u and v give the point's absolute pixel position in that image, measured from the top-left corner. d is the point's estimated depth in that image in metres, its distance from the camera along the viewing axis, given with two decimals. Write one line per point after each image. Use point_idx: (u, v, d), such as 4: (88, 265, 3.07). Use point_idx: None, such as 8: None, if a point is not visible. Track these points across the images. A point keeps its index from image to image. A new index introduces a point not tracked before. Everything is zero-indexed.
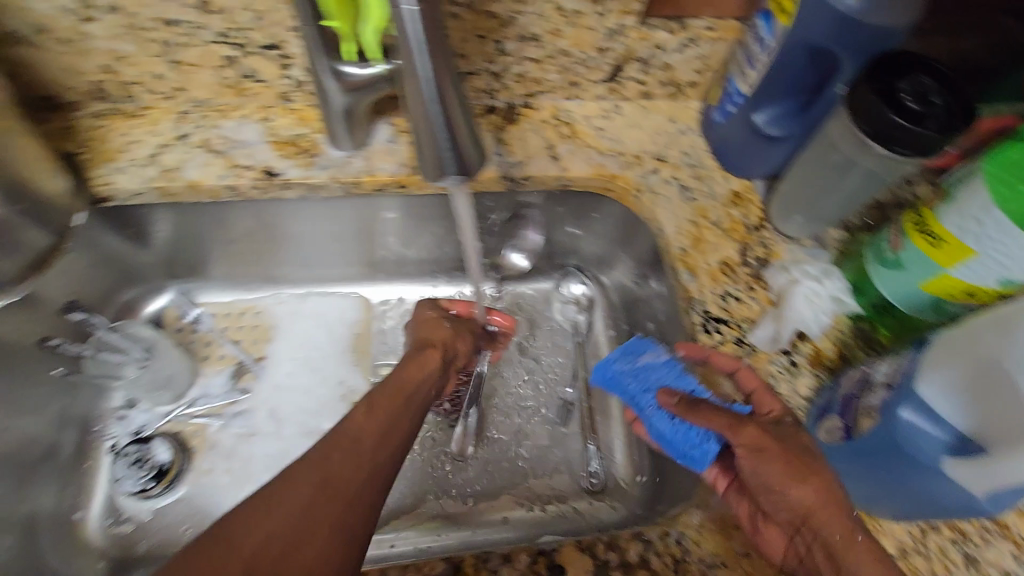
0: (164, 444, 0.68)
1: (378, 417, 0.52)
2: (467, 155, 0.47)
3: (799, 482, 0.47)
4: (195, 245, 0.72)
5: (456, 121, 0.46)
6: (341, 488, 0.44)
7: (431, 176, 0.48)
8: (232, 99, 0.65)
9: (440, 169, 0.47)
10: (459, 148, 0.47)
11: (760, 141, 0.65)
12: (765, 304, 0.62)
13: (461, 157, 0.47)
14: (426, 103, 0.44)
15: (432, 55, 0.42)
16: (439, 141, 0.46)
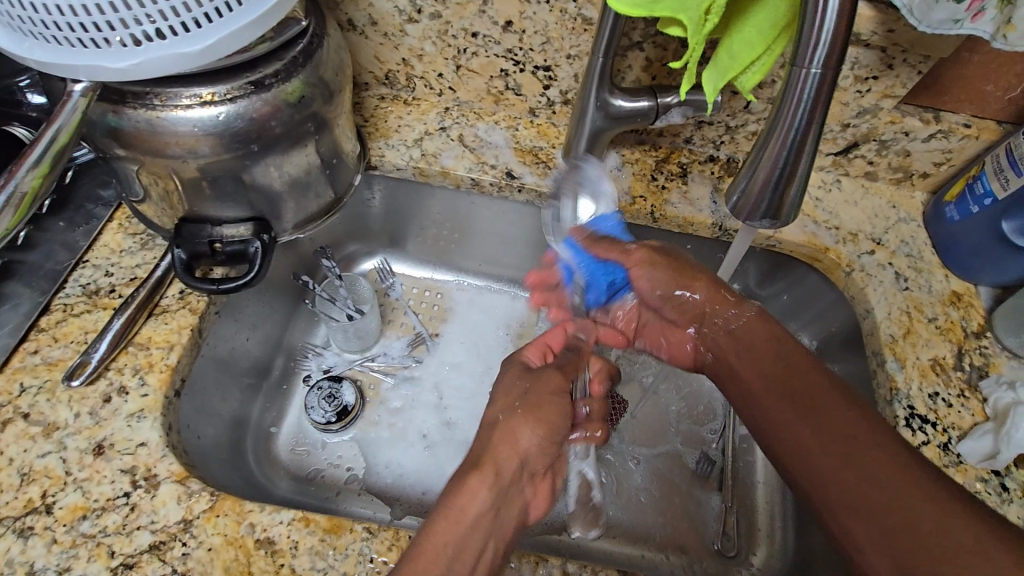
0: (351, 388, 0.74)
1: (434, 538, 0.44)
2: (788, 201, 0.43)
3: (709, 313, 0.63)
4: (407, 221, 0.81)
5: (800, 165, 0.41)
6: (445, 518, 0.45)
7: (739, 210, 0.45)
8: (488, 105, 0.73)
9: (754, 210, 0.44)
10: (785, 192, 0.42)
11: (1006, 249, 0.62)
12: (978, 416, 0.59)
13: (781, 205, 0.43)
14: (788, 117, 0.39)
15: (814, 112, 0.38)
16: (773, 177, 0.42)
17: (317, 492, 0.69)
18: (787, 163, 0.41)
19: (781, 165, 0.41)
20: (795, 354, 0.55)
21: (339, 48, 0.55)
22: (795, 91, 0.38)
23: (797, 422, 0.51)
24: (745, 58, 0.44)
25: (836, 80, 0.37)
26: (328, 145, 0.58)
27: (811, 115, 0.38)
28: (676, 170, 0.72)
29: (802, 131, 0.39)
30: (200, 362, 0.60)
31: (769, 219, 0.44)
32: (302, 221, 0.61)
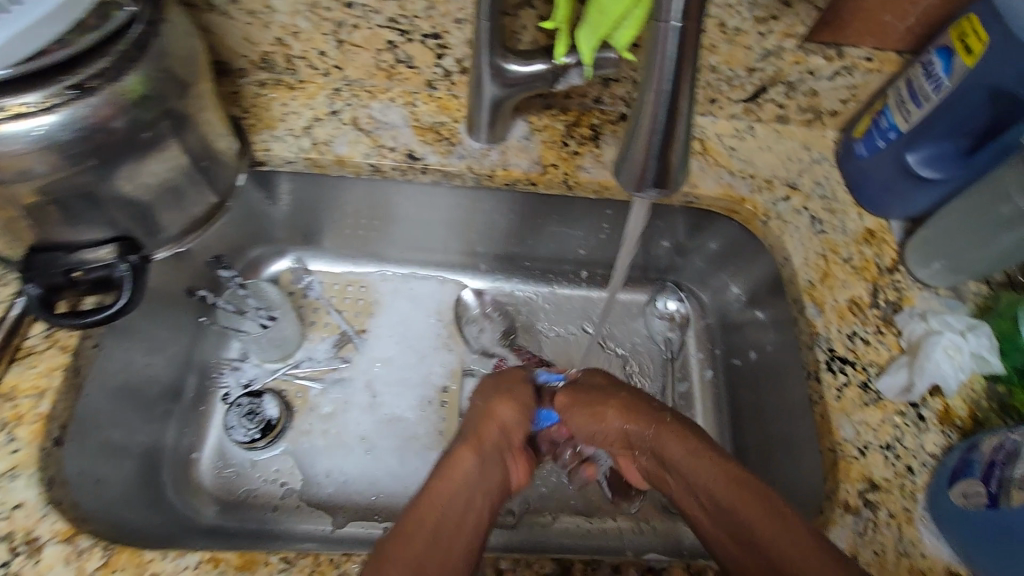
0: (273, 400, 0.71)
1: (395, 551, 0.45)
2: (673, 170, 0.40)
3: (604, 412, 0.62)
4: (319, 214, 0.78)
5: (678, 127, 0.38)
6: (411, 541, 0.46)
7: (627, 184, 0.41)
8: (381, 81, 0.67)
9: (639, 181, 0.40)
10: (668, 156, 0.39)
11: (912, 182, 0.62)
12: (894, 350, 0.60)
13: (664, 173, 0.40)
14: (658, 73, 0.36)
15: (683, 61, 0.36)
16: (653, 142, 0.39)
17: (249, 515, 0.67)
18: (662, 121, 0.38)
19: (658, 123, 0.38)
20: (715, 470, 0.52)
21: (187, 35, 0.49)
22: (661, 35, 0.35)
23: (728, 542, 0.49)
24: (613, 13, 0.41)
25: (702, 21, 0.35)
26: (196, 146, 0.52)
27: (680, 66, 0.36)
28: (588, 133, 0.69)
29: (673, 85, 0.36)
30: (83, 401, 0.54)
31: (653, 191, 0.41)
32: (180, 233, 0.56)
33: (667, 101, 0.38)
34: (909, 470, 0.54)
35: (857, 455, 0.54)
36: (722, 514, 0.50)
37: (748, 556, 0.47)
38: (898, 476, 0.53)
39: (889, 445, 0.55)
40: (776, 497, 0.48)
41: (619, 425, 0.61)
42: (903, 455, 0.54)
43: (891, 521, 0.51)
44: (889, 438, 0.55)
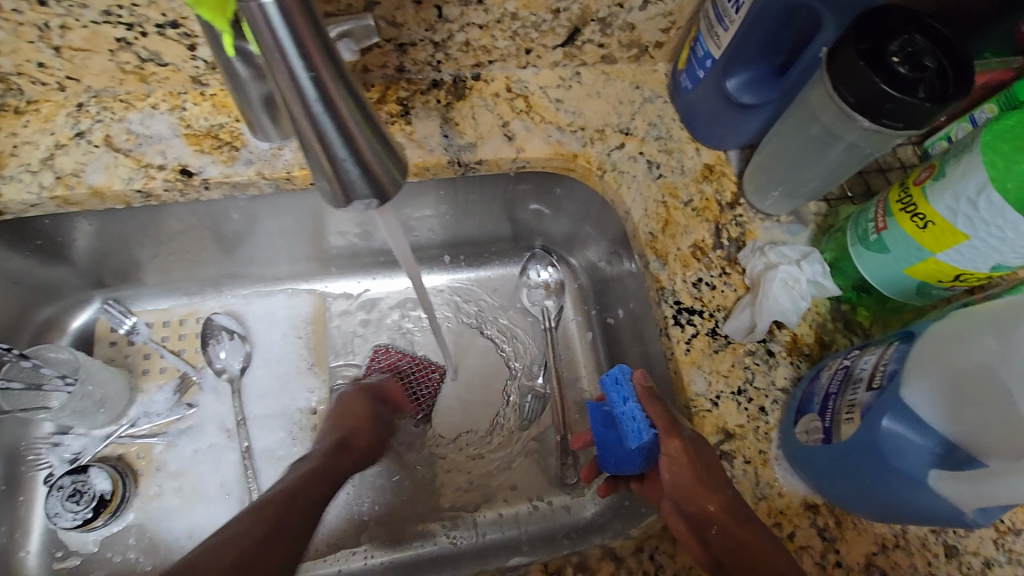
0: (103, 472, 0.62)
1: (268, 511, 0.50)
2: (378, 174, 0.39)
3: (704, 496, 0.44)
4: (118, 251, 0.67)
5: (355, 134, 0.37)
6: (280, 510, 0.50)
7: (339, 205, 0.40)
8: (136, 86, 0.57)
9: (347, 197, 0.39)
10: (363, 160, 0.38)
11: (734, 110, 0.59)
12: (740, 290, 0.58)
13: (374, 177, 0.39)
14: (290, 78, 0.34)
15: (310, 51, 0.34)
16: (340, 161, 0.37)
17: None
18: (333, 128, 0.36)
19: (329, 132, 0.36)
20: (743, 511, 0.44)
21: None
22: (263, 32, 0.33)
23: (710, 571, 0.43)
24: None
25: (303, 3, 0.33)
26: None
27: (308, 59, 0.34)
28: (396, 109, 0.62)
29: (310, 81, 0.34)
30: None
31: (372, 199, 0.40)
32: None
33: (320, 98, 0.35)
34: (762, 411, 0.53)
35: (710, 407, 0.52)
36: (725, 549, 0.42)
37: None
38: (752, 420, 0.52)
39: (740, 390, 0.53)
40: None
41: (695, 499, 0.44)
42: (755, 397, 0.53)
43: (746, 468, 0.50)
44: (740, 382, 0.54)
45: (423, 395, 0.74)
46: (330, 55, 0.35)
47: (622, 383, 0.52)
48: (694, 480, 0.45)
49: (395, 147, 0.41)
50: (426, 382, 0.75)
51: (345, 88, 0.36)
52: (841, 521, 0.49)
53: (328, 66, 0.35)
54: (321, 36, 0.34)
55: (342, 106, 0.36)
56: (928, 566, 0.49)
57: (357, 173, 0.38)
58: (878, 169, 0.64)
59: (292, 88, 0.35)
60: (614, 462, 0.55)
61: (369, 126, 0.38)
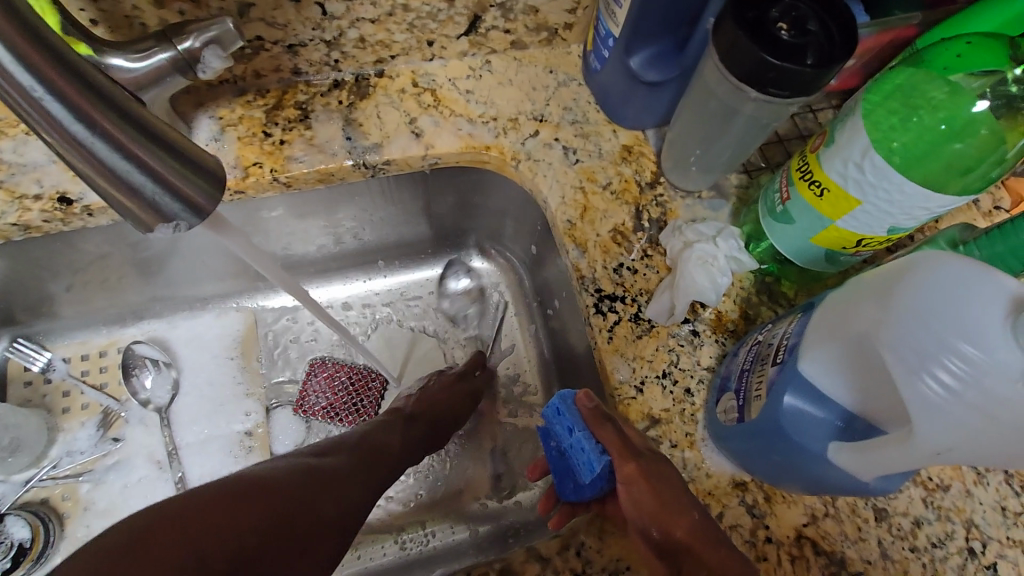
0: (20, 520, 0.60)
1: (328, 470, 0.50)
2: (186, 193, 0.36)
3: (669, 519, 0.42)
4: (18, 287, 0.63)
5: (143, 157, 0.34)
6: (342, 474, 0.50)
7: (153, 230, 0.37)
8: (5, 112, 0.53)
9: (155, 221, 0.36)
10: (162, 181, 0.35)
11: (642, 88, 0.58)
12: (662, 272, 0.57)
13: (183, 195, 0.36)
14: (41, 112, 0.31)
15: (54, 79, 0.31)
16: (138, 188, 0.35)
17: None
18: (107, 150, 0.33)
19: (110, 159, 0.33)
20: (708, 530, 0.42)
21: None
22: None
23: None
24: None
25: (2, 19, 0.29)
26: None
27: (56, 88, 0.31)
28: (294, 114, 0.59)
29: (67, 113, 0.32)
30: None
31: (187, 218, 0.37)
32: None
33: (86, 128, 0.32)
34: (687, 392, 0.52)
35: (635, 394, 0.52)
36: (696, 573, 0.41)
37: None
38: (677, 403, 0.52)
39: (665, 373, 0.53)
40: None
41: (662, 526, 0.42)
42: (680, 379, 0.52)
43: (673, 453, 0.50)
44: (664, 366, 0.53)
45: (365, 405, 0.72)
46: (70, 67, 0.31)
47: (566, 413, 0.49)
48: (654, 505, 0.43)
49: (215, 164, 0.38)
50: (366, 392, 0.72)
51: (101, 100, 0.32)
52: (770, 496, 0.49)
53: (72, 82, 0.31)
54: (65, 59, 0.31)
55: (105, 120, 0.33)
56: (858, 532, 0.49)
57: (154, 190, 0.35)
58: (796, 136, 0.63)
59: (39, 115, 0.31)
60: (573, 491, 0.51)
61: (164, 146, 0.35)
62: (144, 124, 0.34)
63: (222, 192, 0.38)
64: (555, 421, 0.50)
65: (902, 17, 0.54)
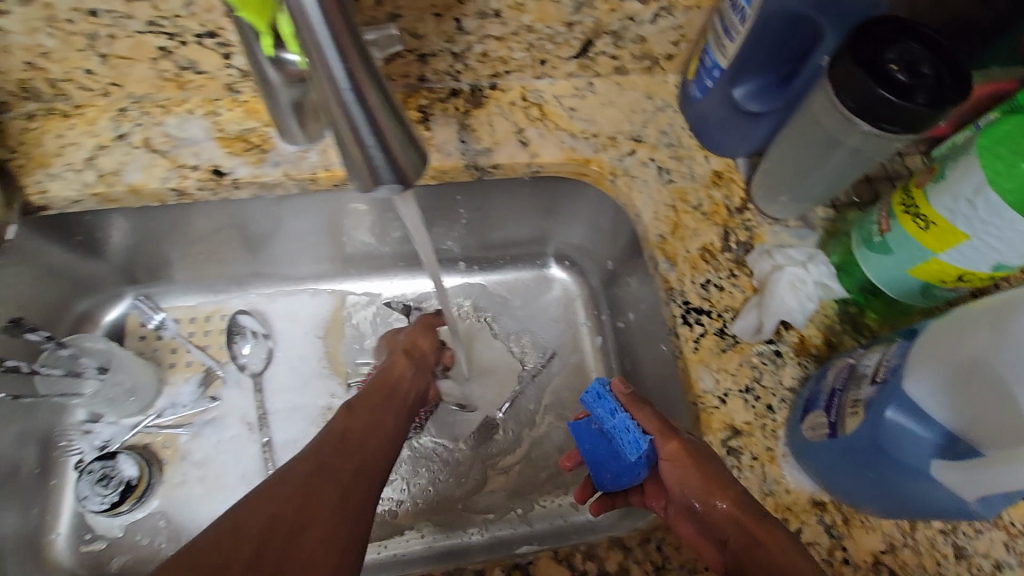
0: (130, 458, 0.65)
1: (349, 423, 0.54)
2: (406, 163, 0.44)
3: (721, 495, 0.45)
4: (149, 249, 0.70)
5: (382, 124, 0.42)
6: (361, 425, 0.54)
7: (365, 189, 0.45)
8: (174, 93, 0.60)
9: (372, 182, 0.44)
10: (388, 146, 0.43)
11: (741, 117, 0.61)
12: (748, 292, 0.59)
13: (396, 162, 0.44)
14: (326, 71, 0.40)
15: (345, 50, 0.40)
16: (367, 148, 0.43)
17: None
18: (359, 111, 0.41)
19: (355, 117, 0.41)
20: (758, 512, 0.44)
21: None
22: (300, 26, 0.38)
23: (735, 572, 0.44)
24: None
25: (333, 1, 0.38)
26: None
27: (345, 59, 0.40)
28: (416, 116, 0.65)
29: (342, 74, 0.40)
30: None
31: (394, 183, 0.44)
32: None
33: (353, 91, 0.41)
34: (770, 408, 0.53)
35: (718, 404, 0.53)
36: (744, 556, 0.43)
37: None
38: (759, 418, 0.53)
39: (748, 389, 0.54)
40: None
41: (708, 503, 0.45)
42: (763, 395, 0.54)
43: (753, 465, 0.51)
44: (747, 381, 0.55)
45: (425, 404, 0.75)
46: (356, 43, 0.40)
47: (605, 397, 0.53)
48: (699, 482, 0.46)
49: (422, 145, 0.46)
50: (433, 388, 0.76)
51: (369, 74, 0.41)
52: (848, 519, 0.49)
53: (356, 52, 0.40)
54: (353, 34, 0.40)
55: (366, 86, 0.41)
56: (936, 567, 0.49)
57: (378, 153, 0.43)
58: (885, 176, 0.65)
59: (323, 71, 0.40)
60: (611, 482, 0.55)
61: (397, 120, 0.43)
62: (388, 98, 0.43)
63: (422, 170, 0.45)
64: (592, 407, 0.54)
65: (1006, 72, 0.58)
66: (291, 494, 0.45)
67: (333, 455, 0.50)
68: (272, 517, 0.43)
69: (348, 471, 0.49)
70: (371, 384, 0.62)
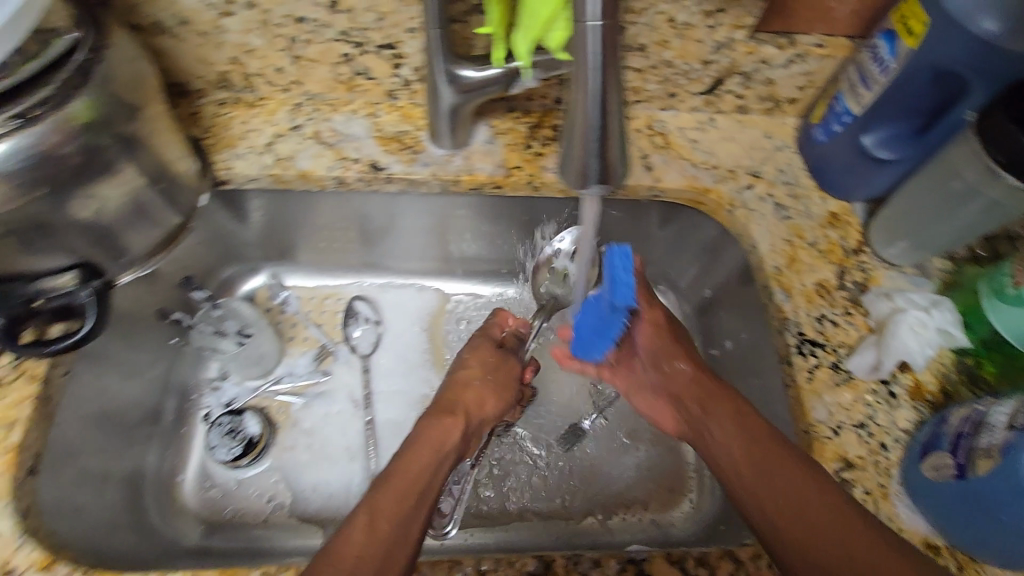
0: (255, 417, 0.71)
1: (422, 441, 0.59)
2: (613, 167, 0.41)
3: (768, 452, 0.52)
4: (289, 229, 0.77)
5: (613, 145, 0.40)
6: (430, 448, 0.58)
7: (570, 181, 0.41)
8: (342, 94, 0.67)
9: (581, 181, 0.41)
10: (608, 155, 0.40)
11: (868, 163, 0.63)
12: (863, 330, 0.60)
13: (609, 173, 0.41)
14: (583, 85, 0.37)
15: (607, 71, 0.37)
16: (588, 156, 0.40)
17: (238, 535, 0.67)
18: (598, 131, 0.39)
19: (593, 131, 0.39)
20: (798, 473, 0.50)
21: (134, 59, 0.48)
22: (580, 50, 0.36)
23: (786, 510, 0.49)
24: (543, 14, 0.37)
25: (618, 31, 0.36)
26: (146, 168, 0.51)
27: (604, 77, 0.37)
28: (550, 133, 0.70)
29: (601, 90, 0.37)
30: (57, 435, 0.55)
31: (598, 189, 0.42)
32: (143, 255, 0.56)
33: (598, 102, 0.38)
34: (883, 446, 0.54)
35: (831, 435, 0.55)
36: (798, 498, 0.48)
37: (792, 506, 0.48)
38: (872, 453, 0.54)
39: (861, 424, 0.55)
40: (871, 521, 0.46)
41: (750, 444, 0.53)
42: (876, 432, 0.55)
43: (866, 498, 0.52)
44: (861, 417, 0.55)
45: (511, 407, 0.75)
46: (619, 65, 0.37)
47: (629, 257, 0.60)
48: (670, 346, 0.67)
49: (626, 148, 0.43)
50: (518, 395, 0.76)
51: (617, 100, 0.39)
52: (963, 567, 0.49)
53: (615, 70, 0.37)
54: (619, 56, 0.37)
55: (612, 100, 0.38)
56: None
57: (599, 166, 0.41)
58: None
59: (581, 83, 0.37)
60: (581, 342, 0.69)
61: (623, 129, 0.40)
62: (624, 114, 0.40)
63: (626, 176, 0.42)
64: (613, 261, 0.61)
65: None
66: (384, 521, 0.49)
67: (408, 477, 0.54)
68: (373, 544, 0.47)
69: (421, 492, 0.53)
70: (433, 406, 0.65)
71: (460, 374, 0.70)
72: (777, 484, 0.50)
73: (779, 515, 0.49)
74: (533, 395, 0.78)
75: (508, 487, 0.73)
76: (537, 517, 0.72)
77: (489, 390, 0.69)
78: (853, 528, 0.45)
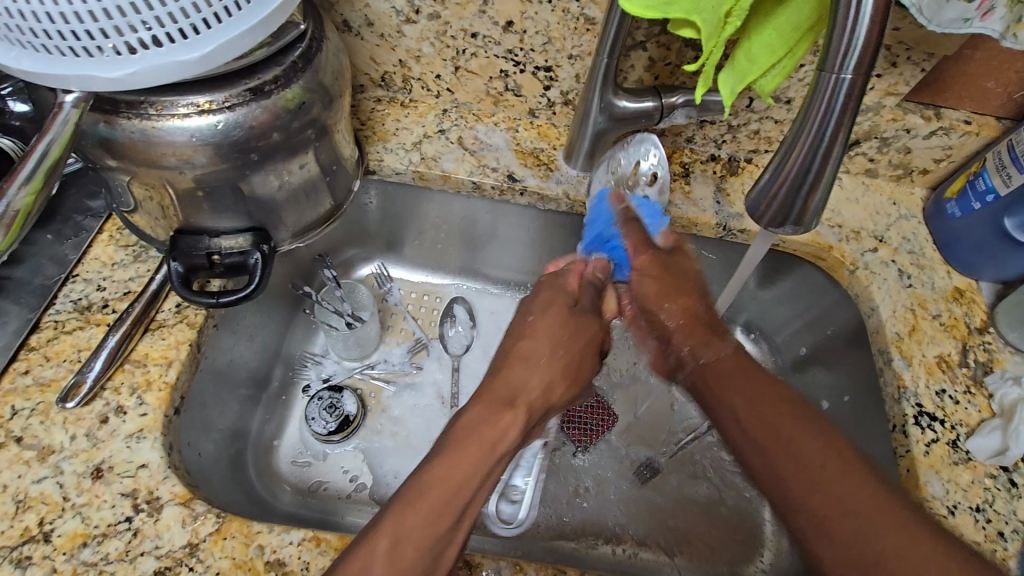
0: (352, 398, 0.73)
1: (475, 444, 0.47)
2: (811, 208, 0.43)
3: (786, 441, 0.53)
4: (400, 224, 0.79)
5: (820, 188, 0.42)
6: (468, 457, 0.46)
7: (762, 210, 0.45)
8: (488, 106, 0.71)
9: (774, 216, 0.44)
10: (811, 198, 0.42)
11: (1006, 244, 0.62)
12: (984, 412, 0.59)
13: (804, 213, 0.44)
14: (811, 129, 0.39)
15: (843, 118, 0.38)
16: (792, 195, 0.43)
17: (321, 505, 0.69)
18: (811, 176, 0.41)
19: (808, 173, 0.41)
20: (803, 436, 0.53)
21: (338, 51, 0.52)
22: (819, 103, 0.38)
23: (838, 488, 0.50)
24: (763, 63, 0.44)
25: (862, 92, 0.37)
26: (326, 152, 0.54)
27: (838, 123, 0.38)
28: (678, 170, 0.72)
29: (830, 135, 0.39)
30: (200, 381, 0.59)
31: (791, 226, 0.45)
32: (301, 229, 0.58)
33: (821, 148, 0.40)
34: (1002, 535, 0.52)
35: (946, 514, 0.53)
36: (826, 488, 0.50)
37: (814, 501, 0.50)
38: (989, 540, 0.52)
39: (979, 508, 0.53)
40: (919, 530, 0.46)
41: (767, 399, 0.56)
42: (994, 520, 0.53)
43: None
44: (980, 500, 0.54)
45: (593, 430, 0.74)
46: (854, 116, 0.38)
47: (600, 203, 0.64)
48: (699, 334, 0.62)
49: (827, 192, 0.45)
50: (599, 419, 0.76)
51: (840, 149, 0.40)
52: None
53: (850, 122, 0.39)
54: (858, 107, 0.38)
55: (836, 150, 0.40)
56: None
57: (799, 207, 0.43)
58: None
59: (810, 128, 0.39)
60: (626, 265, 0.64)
61: (833, 174, 0.42)
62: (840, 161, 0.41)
63: (819, 220, 0.44)
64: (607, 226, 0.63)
65: None
66: (414, 518, 0.42)
67: (439, 463, 0.45)
68: (404, 556, 0.40)
69: (458, 481, 0.44)
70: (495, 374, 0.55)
71: (523, 348, 0.57)
72: (781, 442, 0.54)
73: (848, 546, 0.47)
74: (613, 421, 0.75)
75: (578, 503, 0.71)
76: (600, 541, 0.69)
77: (556, 370, 0.57)
78: (914, 535, 0.46)
